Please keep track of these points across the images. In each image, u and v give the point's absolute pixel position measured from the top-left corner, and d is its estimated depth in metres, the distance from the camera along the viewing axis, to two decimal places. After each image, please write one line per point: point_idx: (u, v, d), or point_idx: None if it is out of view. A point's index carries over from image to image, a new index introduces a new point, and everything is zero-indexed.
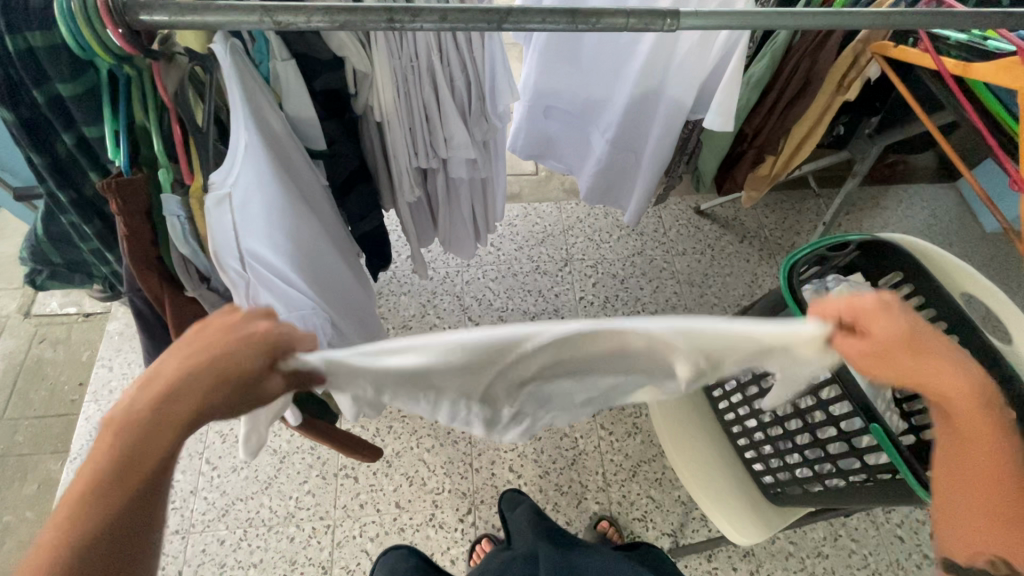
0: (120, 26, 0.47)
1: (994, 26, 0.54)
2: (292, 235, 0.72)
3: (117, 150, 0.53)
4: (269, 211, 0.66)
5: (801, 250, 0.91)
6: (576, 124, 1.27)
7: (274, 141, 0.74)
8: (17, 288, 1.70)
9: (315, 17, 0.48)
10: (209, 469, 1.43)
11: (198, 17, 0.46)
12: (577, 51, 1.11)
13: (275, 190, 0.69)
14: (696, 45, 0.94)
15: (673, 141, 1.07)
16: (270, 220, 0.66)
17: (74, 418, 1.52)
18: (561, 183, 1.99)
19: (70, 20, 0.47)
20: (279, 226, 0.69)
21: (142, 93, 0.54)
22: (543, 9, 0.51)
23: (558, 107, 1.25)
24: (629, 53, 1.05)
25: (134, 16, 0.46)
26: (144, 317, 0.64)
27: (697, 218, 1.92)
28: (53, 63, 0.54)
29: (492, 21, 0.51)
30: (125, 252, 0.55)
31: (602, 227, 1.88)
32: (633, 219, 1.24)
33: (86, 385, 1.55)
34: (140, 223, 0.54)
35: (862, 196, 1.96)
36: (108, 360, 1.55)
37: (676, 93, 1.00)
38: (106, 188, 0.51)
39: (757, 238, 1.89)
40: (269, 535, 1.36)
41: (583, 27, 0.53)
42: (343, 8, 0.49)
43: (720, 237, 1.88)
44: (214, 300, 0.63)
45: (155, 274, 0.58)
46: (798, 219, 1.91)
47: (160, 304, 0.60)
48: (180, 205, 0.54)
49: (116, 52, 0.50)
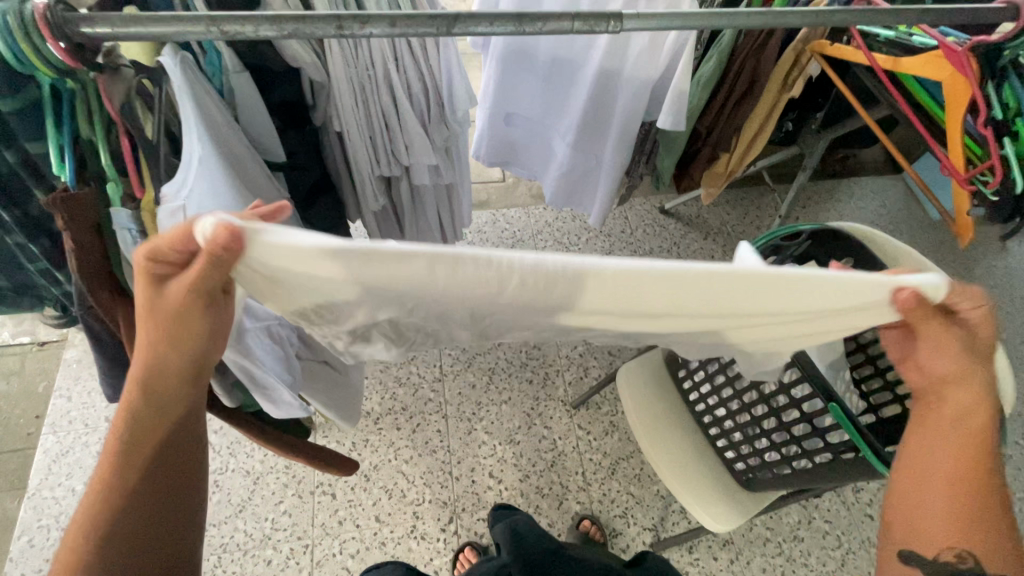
0: (61, 39, 0.46)
1: (914, 21, 0.58)
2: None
3: (63, 166, 0.52)
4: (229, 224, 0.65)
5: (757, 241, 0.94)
6: (538, 130, 1.30)
7: (229, 153, 0.73)
8: None
9: (262, 26, 0.49)
10: None
11: (143, 29, 0.46)
12: (532, 58, 1.14)
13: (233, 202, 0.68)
14: (647, 48, 0.96)
15: (631, 141, 1.10)
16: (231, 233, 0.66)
17: (31, 453, 1.45)
18: (528, 189, 2.01)
19: (7, 36, 0.46)
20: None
21: (88, 109, 0.54)
22: (490, 15, 0.52)
23: (520, 113, 1.27)
24: (583, 58, 1.08)
25: (76, 30, 0.46)
26: (98, 337, 0.62)
27: (662, 217, 1.97)
28: None
29: (440, 26, 0.52)
30: (74, 269, 0.54)
31: (570, 229, 1.91)
32: (598, 219, 1.27)
33: (43, 417, 1.49)
34: (89, 239, 0.53)
35: (816, 189, 2.04)
36: (68, 390, 1.50)
37: (631, 97, 1.02)
38: (51, 203, 0.50)
39: (720, 234, 1.95)
40: (245, 559, 1.32)
41: (531, 30, 0.54)
42: (290, 16, 0.49)
43: (685, 235, 1.94)
44: None
45: (108, 290, 0.56)
46: (758, 215, 1.98)
47: (115, 322, 0.58)
48: (130, 218, 0.54)
49: (59, 66, 0.49)
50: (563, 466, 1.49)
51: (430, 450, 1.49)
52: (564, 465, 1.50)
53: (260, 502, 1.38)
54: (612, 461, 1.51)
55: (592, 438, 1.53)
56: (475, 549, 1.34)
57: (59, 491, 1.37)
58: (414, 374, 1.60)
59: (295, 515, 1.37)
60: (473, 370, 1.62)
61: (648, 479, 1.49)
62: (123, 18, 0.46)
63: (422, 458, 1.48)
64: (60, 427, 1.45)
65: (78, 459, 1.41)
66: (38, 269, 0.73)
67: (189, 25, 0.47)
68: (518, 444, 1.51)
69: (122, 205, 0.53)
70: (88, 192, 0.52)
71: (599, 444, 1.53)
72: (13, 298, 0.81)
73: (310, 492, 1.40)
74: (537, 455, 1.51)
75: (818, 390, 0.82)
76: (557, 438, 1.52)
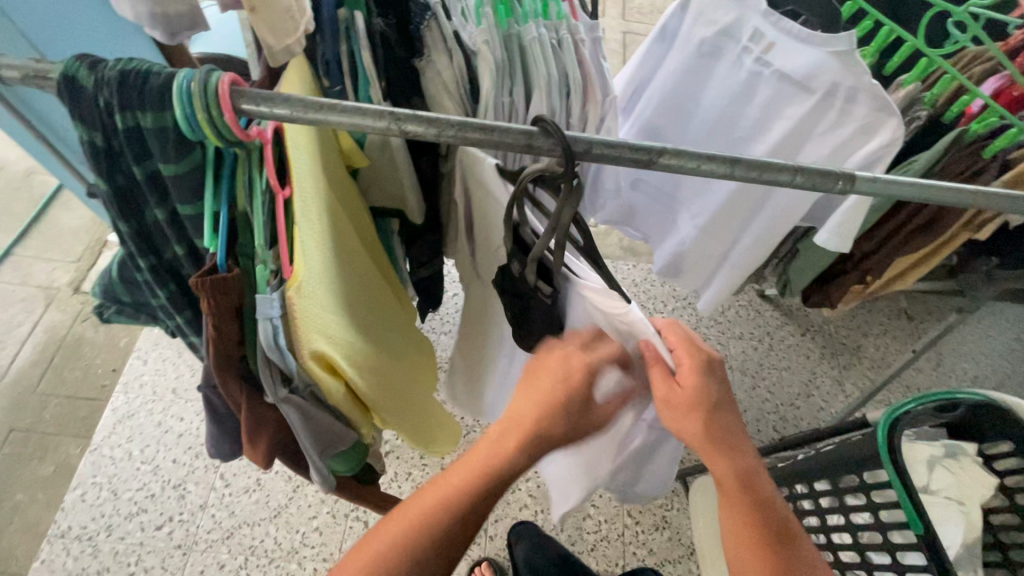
0: (240, 117, 0.42)
1: None
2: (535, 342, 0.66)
3: (214, 236, 0.47)
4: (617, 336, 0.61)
5: (908, 400, 0.78)
6: (663, 201, 1.13)
7: (336, 176, 0.68)
8: (73, 263, 1.72)
9: (446, 131, 0.43)
10: (221, 486, 1.39)
11: (323, 117, 0.42)
12: (684, 124, 0.95)
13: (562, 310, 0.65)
14: (824, 161, 0.81)
15: (771, 244, 1.00)
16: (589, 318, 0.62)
17: (100, 405, 1.51)
18: (620, 241, 1.92)
19: (187, 106, 0.41)
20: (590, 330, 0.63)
21: (250, 178, 0.50)
22: (699, 153, 0.44)
23: (648, 180, 1.10)
24: (742, 149, 0.90)
25: (257, 106, 0.41)
26: (211, 402, 0.59)
27: (759, 300, 1.82)
28: (159, 144, 0.44)
29: (642, 160, 0.44)
30: (207, 354, 0.49)
31: (656, 293, 1.79)
32: (708, 308, 1.15)
33: (119, 374, 1.54)
34: (227, 324, 0.47)
35: (941, 306, 1.84)
36: (144, 353, 1.55)
37: (786, 201, 0.92)
38: (199, 286, 0.44)
39: (821, 333, 1.77)
40: (269, 568, 1.31)
41: (742, 178, 0.46)
42: (480, 126, 0.43)
43: (781, 325, 1.78)
44: (291, 406, 0.55)
45: (237, 379, 0.52)
46: (867, 320, 1.80)
47: (237, 407, 0.54)
48: (275, 304, 0.49)
49: (230, 139, 0.45)
50: (602, 553, 1.40)
51: None
52: (604, 552, 1.40)
53: (295, 512, 1.37)
54: (657, 561, 1.40)
55: (640, 531, 1.43)
56: (491, 565, 1.33)
57: (117, 452, 1.42)
58: None
59: (324, 535, 1.35)
60: None
61: None
62: (304, 102, 0.42)
63: None
64: (131, 388, 1.50)
65: (140, 425, 1.45)
66: (123, 283, 0.68)
67: (443, 131, 0.43)
68: (560, 517, 1.43)
69: (269, 288, 0.49)
70: (234, 273, 0.47)
71: (646, 538, 1.42)
72: (127, 313, 0.75)
73: (344, 514, 1.37)
74: (578, 533, 1.42)
75: None
76: (602, 521, 1.43)
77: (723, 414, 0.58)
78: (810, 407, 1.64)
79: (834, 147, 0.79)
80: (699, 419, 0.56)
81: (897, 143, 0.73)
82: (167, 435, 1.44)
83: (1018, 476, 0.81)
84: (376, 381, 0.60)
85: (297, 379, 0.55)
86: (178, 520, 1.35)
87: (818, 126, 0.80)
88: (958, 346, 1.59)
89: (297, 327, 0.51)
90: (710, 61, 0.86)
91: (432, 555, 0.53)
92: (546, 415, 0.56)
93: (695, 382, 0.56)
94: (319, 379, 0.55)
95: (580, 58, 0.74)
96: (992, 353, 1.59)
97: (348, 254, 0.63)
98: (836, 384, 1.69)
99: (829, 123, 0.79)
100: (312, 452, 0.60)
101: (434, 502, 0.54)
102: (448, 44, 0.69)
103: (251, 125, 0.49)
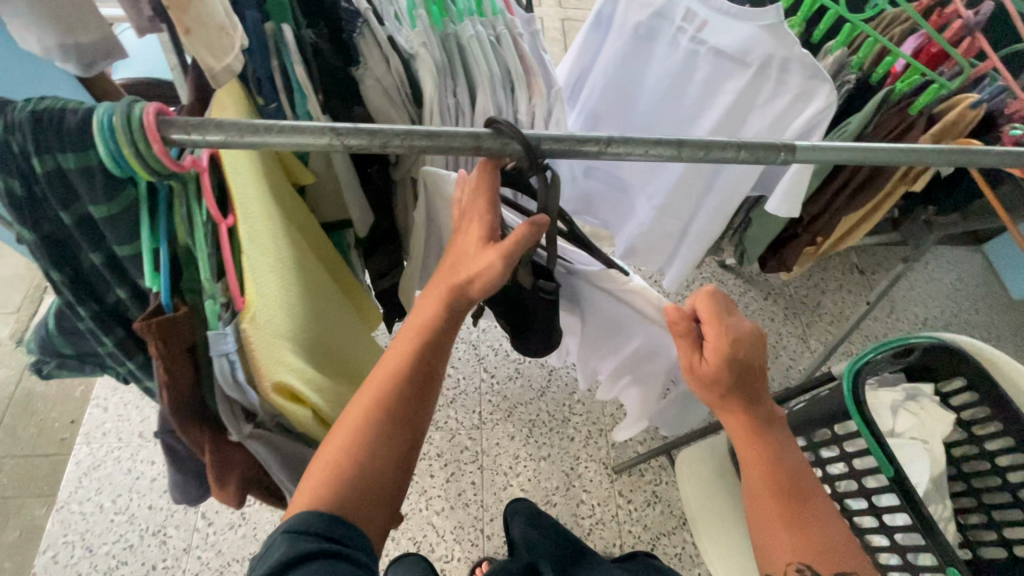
0: (171, 147, 0.40)
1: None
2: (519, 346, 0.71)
3: (156, 274, 0.45)
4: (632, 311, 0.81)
5: (868, 351, 0.82)
6: (618, 186, 1.14)
7: (284, 196, 0.66)
8: (12, 315, 1.61)
9: (391, 141, 0.42)
10: (204, 525, 1.34)
11: (260, 139, 0.40)
12: (630, 108, 0.96)
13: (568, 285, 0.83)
14: (767, 131, 0.83)
15: (726, 216, 1.03)
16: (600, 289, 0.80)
17: (61, 460, 1.43)
18: None
19: (111, 141, 0.39)
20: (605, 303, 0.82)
21: (188, 210, 0.48)
22: (645, 140, 0.45)
23: (601, 167, 1.12)
24: (688, 128, 0.91)
25: (186, 134, 0.39)
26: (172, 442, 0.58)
27: (721, 271, 1.87)
28: (86, 185, 0.42)
29: (590, 152, 0.45)
30: (162, 400, 0.47)
31: None
32: (673, 285, 1.17)
33: (78, 425, 1.46)
34: (180, 366, 0.46)
35: (889, 257, 1.94)
36: (103, 400, 1.47)
37: (734, 174, 0.95)
38: (144, 329, 0.43)
39: (782, 295, 1.84)
40: None
41: (689, 159, 0.46)
42: (426, 133, 0.42)
43: (744, 292, 1.84)
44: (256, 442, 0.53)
45: (196, 419, 0.50)
46: (823, 277, 1.88)
47: (200, 450, 0.53)
48: (231, 339, 0.47)
49: (161, 171, 0.43)
50: (599, 536, 1.42)
51: (463, 503, 1.43)
52: (601, 534, 1.43)
53: None
54: (652, 536, 1.43)
55: (634, 509, 1.45)
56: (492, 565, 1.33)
57: (87, 507, 1.34)
58: (451, 419, 1.54)
59: None
60: (513, 422, 1.55)
61: (690, 560, 1.41)
62: (238, 126, 0.40)
63: (454, 511, 1.42)
64: (94, 438, 1.42)
65: (109, 475, 1.38)
66: (66, 332, 0.64)
67: (389, 140, 0.42)
68: (555, 506, 1.45)
69: (220, 324, 0.47)
70: (183, 312, 0.45)
71: (640, 515, 1.45)
72: (76, 363, 0.71)
73: None
74: (574, 520, 1.44)
75: (931, 548, 0.71)
76: (596, 505, 1.45)
77: (751, 394, 0.60)
78: (780, 367, 1.70)
79: (775, 117, 0.82)
80: (718, 392, 0.60)
81: (831, 108, 0.76)
82: (139, 482, 1.37)
83: (973, 408, 0.86)
84: (332, 399, 0.60)
85: (260, 412, 0.53)
86: (162, 568, 1.29)
87: (757, 99, 0.82)
88: (907, 292, 1.68)
89: (255, 360, 0.49)
90: (647, 45, 0.88)
91: (381, 457, 0.52)
92: (442, 300, 0.56)
93: (719, 364, 0.59)
94: (285, 410, 0.52)
95: (519, 53, 0.74)
96: (939, 295, 1.68)
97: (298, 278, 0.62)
98: (801, 343, 1.76)
99: (767, 95, 0.81)
100: (283, 482, 0.58)
101: (372, 398, 0.53)
102: (383, 48, 0.67)
103: (185, 154, 0.47)
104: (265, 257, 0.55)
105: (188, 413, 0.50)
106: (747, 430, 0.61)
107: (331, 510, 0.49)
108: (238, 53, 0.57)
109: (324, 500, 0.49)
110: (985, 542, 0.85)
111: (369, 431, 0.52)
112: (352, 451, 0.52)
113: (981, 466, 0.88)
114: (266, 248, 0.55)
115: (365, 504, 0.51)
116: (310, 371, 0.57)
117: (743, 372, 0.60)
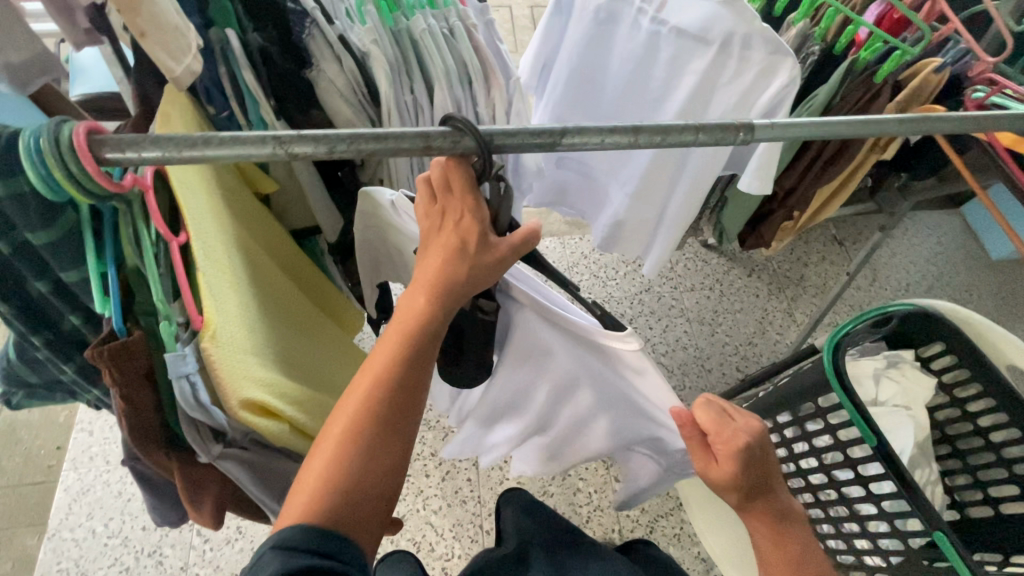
0: (105, 168, 0.39)
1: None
2: (488, 351, 0.69)
3: (105, 299, 0.45)
4: (591, 360, 0.68)
5: (848, 322, 0.82)
6: (591, 174, 1.14)
7: (244, 210, 0.65)
8: None
9: (337, 147, 0.41)
10: (201, 542, 1.32)
11: (198, 154, 0.39)
12: (597, 93, 0.95)
13: (507, 319, 0.68)
14: (733, 109, 0.83)
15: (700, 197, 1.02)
16: (548, 332, 0.66)
17: (50, 488, 1.40)
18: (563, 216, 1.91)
19: (40, 166, 0.38)
20: (555, 349, 0.68)
21: (134, 230, 0.47)
22: (600, 126, 0.44)
23: (572, 157, 1.11)
24: (654, 112, 0.91)
25: (117, 153, 0.38)
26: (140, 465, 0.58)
27: (704, 250, 1.87)
28: (19, 211, 0.41)
29: (545, 144, 0.44)
30: (122, 425, 0.47)
31: (607, 261, 1.81)
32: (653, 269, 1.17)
33: (64, 451, 1.43)
34: (136, 390, 0.46)
35: (867, 226, 1.95)
36: (88, 424, 1.45)
37: (703, 154, 0.94)
38: (96, 357, 0.43)
39: (765, 271, 1.84)
40: None
41: (647, 145, 0.46)
42: (373, 135, 0.41)
43: (728, 271, 1.84)
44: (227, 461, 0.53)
45: (160, 442, 0.51)
46: (806, 250, 1.88)
47: (170, 472, 0.53)
48: (191, 361, 0.46)
49: (99, 193, 0.41)
50: (598, 523, 1.43)
51: (460, 501, 1.43)
52: (600, 521, 1.43)
53: None
54: (651, 519, 1.44)
55: (631, 493, 1.46)
56: None
57: (80, 532, 1.33)
58: (444, 417, 1.53)
59: None
60: None
61: (688, 540, 1.42)
62: (174, 140, 0.38)
63: (452, 509, 1.42)
64: (81, 463, 1.40)
65: (99, 499, 1.36)
66: (27, 361, 0.62)
67: (335, 146, 0.41)
68: (552, 496, 1.45)
69: (178, 346, 0.46)
70: (136, 336, 0.45)
71: (637, 499, 1.46)
72: (44, 392, 0.69)
73: None
74: (572, 509, 1.45)
75: (917, 514, 0.71)
76: (593, 492, 1.46)
77: (766, 494, 0.57)
78: (767, 342, 1.72)
79: (741, 95, 0.81)
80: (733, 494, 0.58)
81: (795, 83, 0.76)
82: (130, 504, 1.35)
83: (953, 371, 0.87)
84: (309, 408, 0.59)
85: (230, 431, 0.52)
86: None
87: (722, 79, 0.81)
88: (888, 260, 1.69)
89: (221, 379, 0.48)
90: (609, 29, 0.86)
91: (372, 466, 0.48)
92: (424, 295, 0.51)
93: (731, 470, 0.57)
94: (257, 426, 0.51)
95: (475, 44, 0.73)
96: (919, 260, 1.70)
97: (261, 293, 0.61)
98: (787, 317, 1.77)
99: (730, 73, 0.80)
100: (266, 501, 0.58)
101: (355, 404, 0.49)
102: (335, 49, 0.65)
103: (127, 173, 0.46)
104: (222, 274, 0.54)
105: (151, 437, 0.50)
106: (769, 526, 0.58)
107: (321, 523, 0.45)
108: (194, 57, 0.56)
109: (315, 513, 0.45)
110: (973, 501, 0.86)
111: (352, 442, 0.48)
112: (335, 466, 0.47)
113: (966, 428, 0.88)
114: (222, 264, 0.54)
115: (360, 517, 0.47)
116: (286, 386, 0.56)
117: (755, 469, 0.57)
